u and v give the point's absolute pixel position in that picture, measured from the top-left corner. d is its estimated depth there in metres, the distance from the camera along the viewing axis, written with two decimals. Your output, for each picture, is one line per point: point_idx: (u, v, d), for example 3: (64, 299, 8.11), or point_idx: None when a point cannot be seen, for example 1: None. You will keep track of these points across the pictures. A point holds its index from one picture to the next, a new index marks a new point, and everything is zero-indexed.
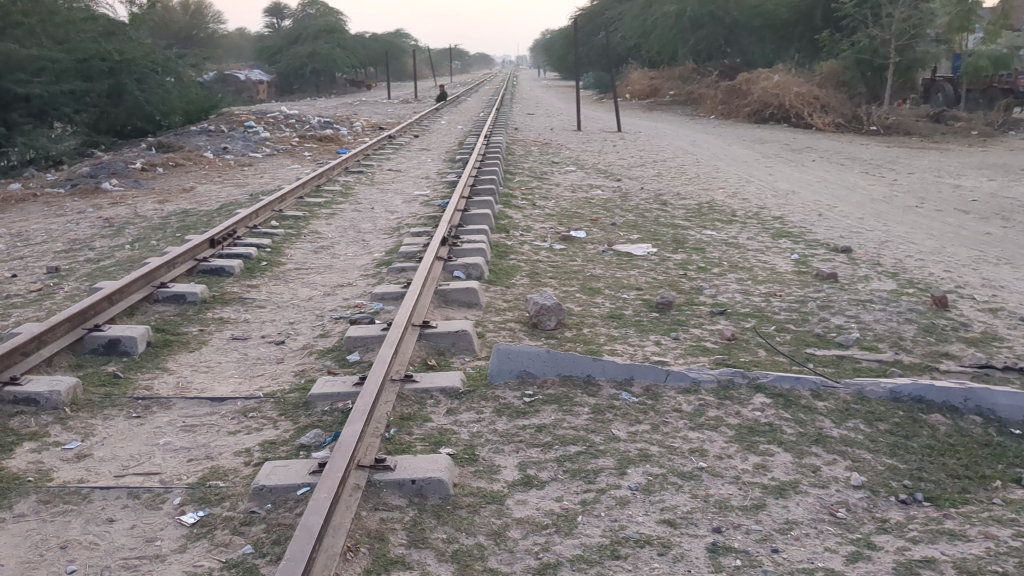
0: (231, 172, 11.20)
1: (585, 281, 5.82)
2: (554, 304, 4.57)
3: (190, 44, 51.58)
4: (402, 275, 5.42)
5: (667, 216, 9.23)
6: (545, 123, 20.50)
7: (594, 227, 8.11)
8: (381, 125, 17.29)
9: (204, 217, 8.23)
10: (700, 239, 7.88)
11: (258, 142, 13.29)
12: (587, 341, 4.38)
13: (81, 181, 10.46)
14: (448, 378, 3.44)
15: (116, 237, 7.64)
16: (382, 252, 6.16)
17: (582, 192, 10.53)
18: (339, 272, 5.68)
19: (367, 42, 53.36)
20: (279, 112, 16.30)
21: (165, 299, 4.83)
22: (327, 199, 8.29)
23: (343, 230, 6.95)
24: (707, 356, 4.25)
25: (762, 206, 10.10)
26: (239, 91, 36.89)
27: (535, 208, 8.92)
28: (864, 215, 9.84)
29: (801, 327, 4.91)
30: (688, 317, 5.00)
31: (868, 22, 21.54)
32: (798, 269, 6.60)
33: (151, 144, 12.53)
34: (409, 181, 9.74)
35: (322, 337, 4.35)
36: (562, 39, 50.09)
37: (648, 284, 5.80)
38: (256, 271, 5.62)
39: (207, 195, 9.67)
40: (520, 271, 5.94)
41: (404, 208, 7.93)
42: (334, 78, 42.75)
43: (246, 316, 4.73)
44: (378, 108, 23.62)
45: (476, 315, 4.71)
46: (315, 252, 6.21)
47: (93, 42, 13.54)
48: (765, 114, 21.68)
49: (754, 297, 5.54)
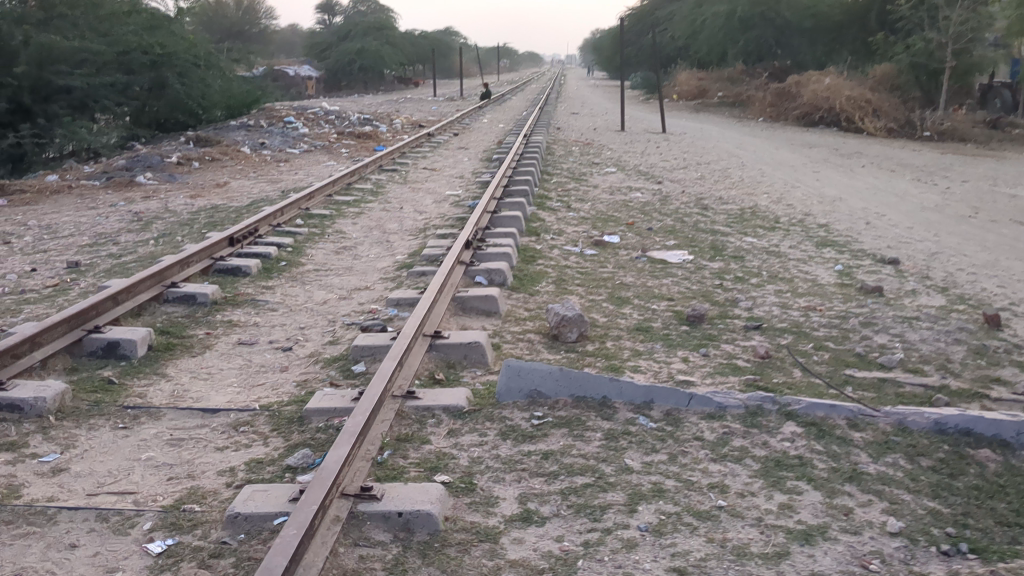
0: (266, 167, 11.09)
1: (613, 289, 5.56)
2: (576, 315, 4.32)
3: (241, 38, 51.97)
4: (421, 280, 5.21)
5: (707, 221, 8.93)
6: (589, 122, 20.21)
7: (629, 232, 7.84)
8: (422, 122, 17.13)
9: (233, 214, 8.11)
10: (739, 246, 7.57)
11: (296, 138, 13.19)
12: (609, 355, 4.14)
13: (117, 174, 10.42)
14: (453, 396, 3.21)
15: (142, 232, 7.52)
16: (404, 255, 5.96)
17: (620, 195, 10.26)
18: (358, 275, 5.49)
19: (416, 40, 53.38)
20: (320, 108, 16.21)
21: (175, 300, 4.67)
22: (357, 197, 8.12)
23: (369, 230, 6.77)
24: (737, 376, 3.98)
25: (806, 213, 9.75)
26: (287, 87, 37.11)
27: (569, 211, 8.68)
28: (914, 224, 9.45)
29: (841, 346, 4.61)
30: (719, 331, 4.73)
31: (924, 24, 20.93)
32: (841, 281, 6.29)
33: (189, 138, 12.48)
34: (442, 180, 9.55)
35: (330, 345, 4.15)
36: (610, 39, 49.72)
37: (679, 294, 5.53)
38: (273, 271, 5.45)
39: (240, 190, 9.56)
40: (546, 277, 5.70)
41: (434, 208, 7.73)
42: (381, 75, 42.80)
43: (256, 319, 4.55)
44: (422, 106, 23.49)
45: (494, 324, 4.49)
46: (336, 253, 6.03)
47: (135, 35, 13.62)
48: (815, 117, 21.17)
49: (792, 311, 5.25)
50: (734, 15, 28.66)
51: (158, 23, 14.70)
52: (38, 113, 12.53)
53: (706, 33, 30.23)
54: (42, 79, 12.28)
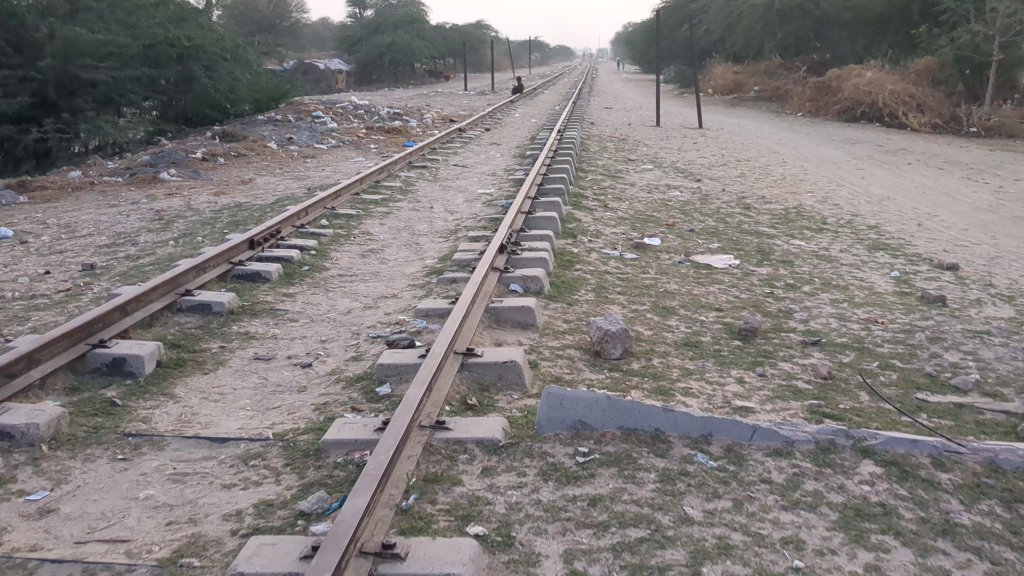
0: (293, 164, 10.82)
1: (656, 298, 5.20)
2: (619, 329, 3.97)
3: (272, 33, 51.91)
4: (452, 287, 4.88)
5: (751, 222, 8.53)
6: (622, 117, 19.79)
7: (669, 234, 7.46)
8: (452, 117, 16.82)
9: (256, 213, 7.82)
10: (786, 250, 7.17)
11: (324, 133, 12.92)
12: (657, 376, 3.78)
13: (140, 170, 10.19)
14: (487, 428, 2.87)
15: (163, 232, 7.26)
16: (434, 259, 5.63)
17: (658, 193, 9.88)
18: (385, 281, 5.17)
19: (447, 34, 53.04)
20: (349, 103, 15.95)
21: (189, 309, 4.38)
22: (385, 196, 7.81)
23: (397, 231, 6.45)
24: (799, 402, 3.60)
25: (854, 213, 9.33)
26: (317, 81, 36.96)
27: (606, 210, 8.32)
28: (968, 225, 9.00)
29: (908, 365, 4.22)
30: (775, 348, 4.35)
31: (970, 17, 20.30)
32: (899, 290, 5.88)
33: (216, 133, 12.24)
34: (474, 177, 9.21)
35: (353, 362, 3.83)
36: (643, 33, 49.20)
37: (728, 303, 5.15)
38: (295, 276, 5.14)
39: (265, 187, 9.30)
40: (584, 285, 5.34)
41: (465, 208, 7.40)
42: (413, 69, 42.56)
43: (275, 331, 4.24)
44: (453, 100, 23.10)
45: (530, 339, 4.14)
46: (362, 256, 5.71)
47: (162, 28, 13.46)
48: (856, 113, 20.63)
49: (852, 324, 4.86)
50: (771, 7, 28.07)
51: (185, 15, 14.51)
52: (63, 108, 12.28)
53: (742, 26, 29.66)
54: (68, 73, 12.01)
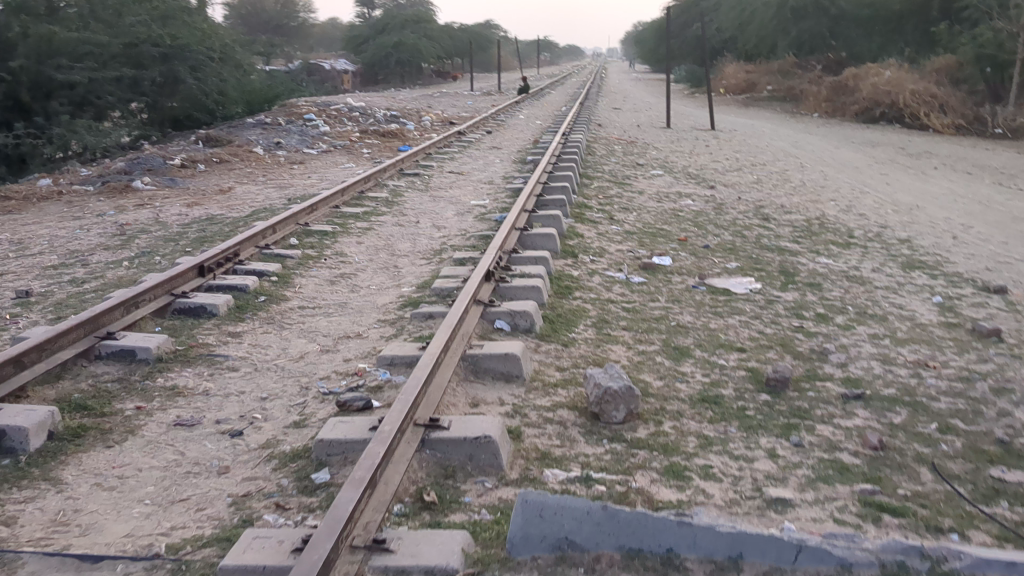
0: (278, 170, 10.12)
1: (667, 334, 4.46)
2: (624, 387, 3.23)
3: (277, 33, 51.25)
4: (428, 324, 4.16)
5: (770, 236, 7.78)
6: (631, 119, 19.06)
7: (681, 250, 6.72)
8: (451, 119, 16.11)
9: (227, 228, 7.11)
10: (812, 270, 6.43)
11: (315, 137, 12.22)
12: (668, 448, 3.05)
13: (113, 178, 9.49)
14: (441, 551, 2.16)
15: (121, 250, 6.54)
16: (411, 286, 4.91)
17: (669, 202, 9.15)
18: (351, 315, 4.44)
19: (455, 33, 52.30)
20: (344, 104, 15.25)
21: (110, 355, 3.67)
22: (368, 208, 7.10)
23: (375, 251, 5.73)
24: (847, 486, 2.85)
25: (882, 225, 8.58)
26: (321, 81, 36.23)
27: (612, 223, 7.59)
28: (1008, 238, 8.26)
29: (974, 428, 3.46)
30: (810, 404, 3.61)
31: (993, 13, 19.46)
32: (945, 322, 5.13)
33: (199, 137, 11.55)
34: (469, 186, 8.50)
35: (294, 431, 3.11)
36: (653, 32, 48.42)
37: (751, 342, 4.41)
38: (248, 309, 4.43)
39: (244, 197, 8.61)
40: (583, 318, 4.60)
41: (455, 223, 6.68)
42: (419, 68, 41.89)
43: (208, 384, 3.52)
44: (456, 100, 22.38)
45: (515, 395, 3.41)
46: (331, 283, 4.99)
47: (144, 26, 12.84)
48: (875, 114, 19.84)
49: (898, 370, 4.11)
50: (785, 4, 27.25)
51: (169, 13, 13.76)
52: (38, 111, 11.71)
53: (755, 24, 28.84)
54: (41, 73, 11.54)
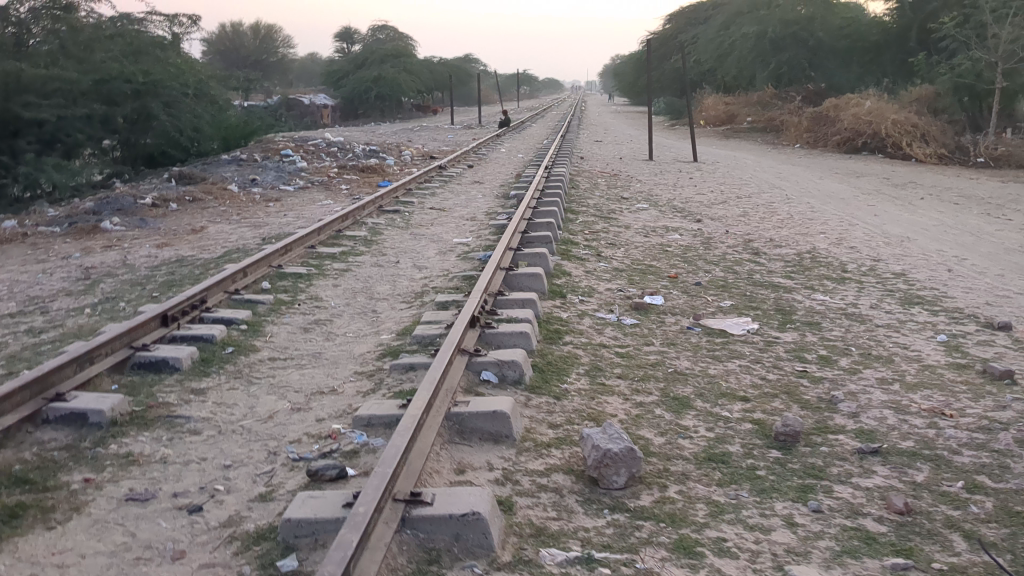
0: (253, 208, 9.81)
1: (665, 383, 4.17)
2: (623, 449, 2.94)
3: (256, 69, 51.10)
4: (408, 376, 3.86)
5: (762, 271, 7.54)
6: (613, 151, 18.88)
7: (672, 288, 6.45)
8: (431, 153, 15.86)
9: (197, 271, 6.78)
10: (810, 308, 6.17)
11: (292, 173, 11.92)
12: (676, 518, 2.75)
13: (81, 219, 9.14)
14: None
15: (84, 297, 6.19)
16: (390, 333, 4.60)
17: (656, 237, 8.91)
18: (326, 367, 4.13)
19: (434, 68, 52.33)
20: (322, 140, 14.97)
21: (59, 419, 3.34)
22: (345, 248, 6.80)
23: (352, 295, 5.43)
24: (876, 561, 2.56)
25: (875, 258, 8.37)
26: (301, 116, 36.05)
27: (599, 260, 7.33)
28: (1004, 269, 8.07)
29: (1004, 486, 3.18)
30: (824, 461, 3.32)
31: (971, 43, 19.50)
32: (954, 363, 4.87)
33: (171, 174, 11.22)
34: (451, 223, 8.22)
35: (259, 505, 2.79)
36: (631, 65, 48.68)
37: (755, 390, 4.13)
38: (214, 363, 4.10)
39: (216, 237, 8.28)
40: (575, 365, 4.31)
41: (436, 262, 6.38)
42: (399, 102, 41.75)
43: (168, 451, 3.19)
44: (435, 135, 22.16)
45: (504, 459, 3.10)
46: (305, 331, 4.68)
47: (116, 62, 12.54)
48: (857, 144, 19.80)
49: (914, 419, 3.84)
50: (765, 36, 27.32)
51: (140, 49, 13.46)
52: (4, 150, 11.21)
53: (734, 56, 28.88)
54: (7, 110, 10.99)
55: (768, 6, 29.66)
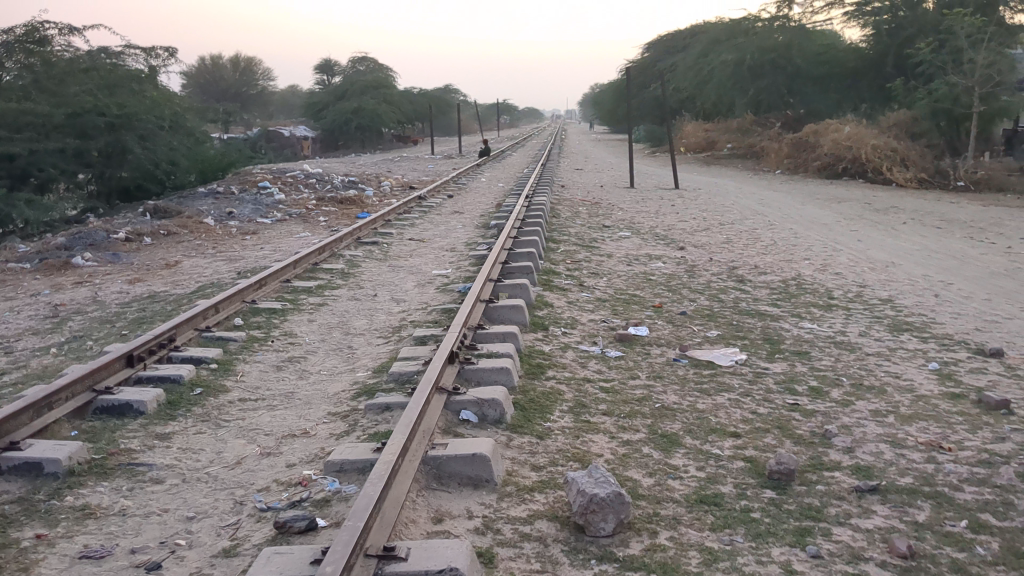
0: (229, 241, 9.63)
1: (652, 419, 4.02)
2: (611, 494, 2.77)
3: (236, 101, 51.04)
4: (384, 416, 3.69)
5: (748, 299, 7.42)
6: (594, 179, 18.84)
7: (657, 318, 6.32)
8: (411, 183, 15.76)
9: (170, 307, 6.59)
10: (797, 336, 6.05)
11: (270, 205, 11.76)
12: (667, 569, 2.58)
13: (52, 255, 8.92)
14: None
15: (51, 335, 5.99)
16: (366, 370, 4.43)
17: (639, 266, 8.80)
18: (298, 408, 3.94)
19: (415, 99, 52.42)
20: (300, 171, 14.83)
21: (12, 470, 3.14)
22: (321, 281, 6.64)
23: (328, 330, 5.26)
24: None
25: (861, 284, 8.28)
26: (281, 148, 35.95)
27: (582, 289, 7.20)
28: (990, 294, 7.99)
29: (1010, 524, 3.03)
30: (821, 500, 3.17)
31: (947, 68, 19.62)
32: (948, 392, 4.74)
33: (147, 208, 11.03)
34: (430, 254, 8.08)
35: (222, 562, 2.61)
36: (611, 94, 48.93)
37: (745, 425, 3.98)
38: (182, 405, 3.92)
39: (191, 272, 8.10)
40: (559, 401, 4.15)
41: (415, 295, 6.23)
42: (379, 132, 41.71)
43: (127, 502, 3.00)
44: (416, 165, 22.05)
45: (485, 505, 2.94)
46: (278, 369, 4.51)
47: (90, 95, 12.37)
48: (837, 169, 19.86)
49: (911, 454, 3.69)
50: (742, 64, 27.39)
51: (115, 81, 13.30)
52: None
53: (713, 83, 29.00)
54: None
55: (745, 33, 29.84)
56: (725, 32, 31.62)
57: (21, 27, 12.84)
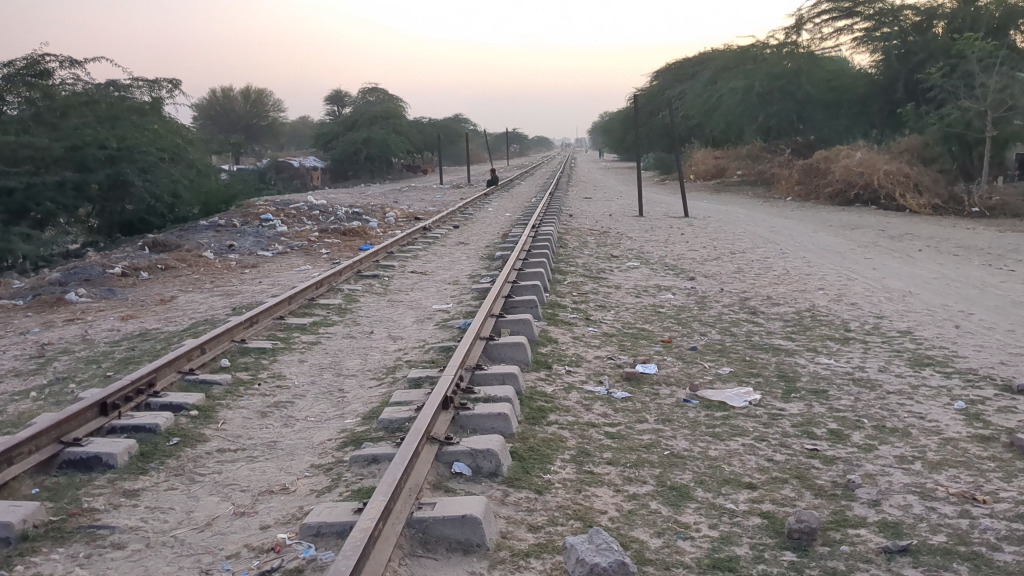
0: (228, 275, 9.40)
1: (661, 468, 3.73)
2: (616, 563, 2.58)
3: (245, 132, 51.17)
4: (370, 470, 3.41)
5: (761, 332, 7.13)
6: (603, 208, 18.60)
7: (666, 354, 6.03)
8: (417, 213, 15.56)
9: (159, 346, 6.34)
10: (814, 372, 5.76)
11: (271, 238, 11.54)
12: None
13: (45, 290, 8.70)
14: None
15: (33, 378, 5.74)
16: (356, 417, 4.16)
17: (648, 297, 8.52)
18: (279, 459, 3.68)
19: (425, 128, 52.44)
20: (304, 203, 14.64)
21: None
22: (317, 317, 6.38)
23: (319, 371, 5.00)
24: None
25: (878, 315, 7.98)
26: (290, 179, 35.89)
27: (588, 324, 6.93)
28: (1013, 324, 7.69)
29: None
30: (846, 564, 2.87)
31: (959, 93, 19.35)
32: (976, 434, 4.43)
33: (145, 242, 10.83)
34: (432, 288, 7.83)
35: None
36: (620, 122, 48.83)
37: (761, 476, 3.69)
38: (155, 458, 3.66)
39: (186, 308, 7.85)
40: (560, 449, 3.86)
41: (413, 332, 5.97)
42: (389, 162, 41.65)
43: (82, 570, 2.74)
44: (424, 195, 21.85)
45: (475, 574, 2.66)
46: (263, 416, 4.24)
47: (90, 127, 12.20)
48: (849, 195, 19.59)
49: (943, 507, 3.39)
50: (751, 91, 27.31)
51: (116, 113, 13.12)
52: None
53: (721, 110, 28.84)
54: None
55: (754, 60, 29.72)
56: (733, 59, 31.53)
57: (22, 59, 12.55)
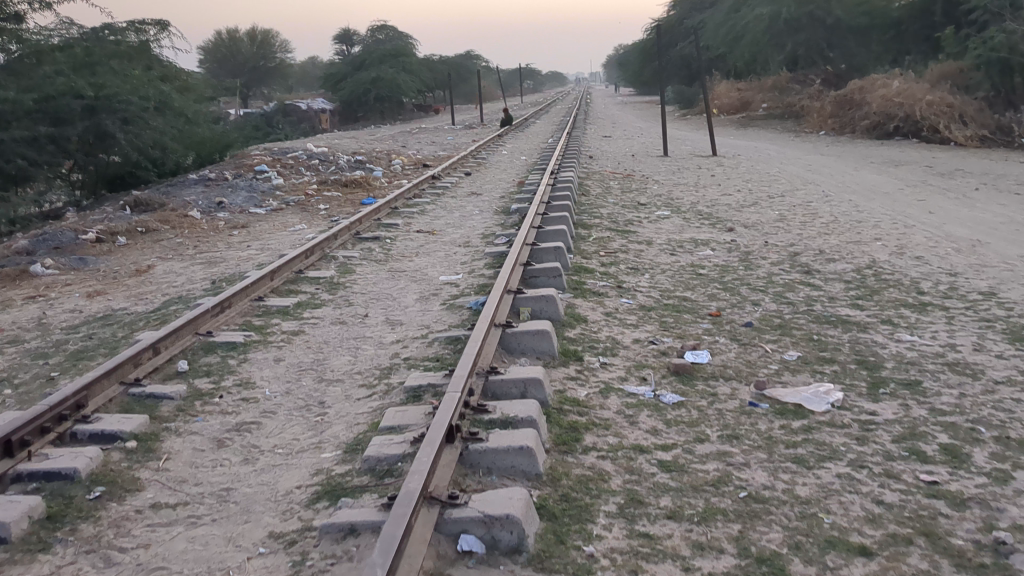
0: (214, 237, 8.44)
1: (740, 523, 2.79)
2: None
3: (253, 74, 49.71)
4: (346, 547, 2.49)
5: (823, 298, 6.14)
6: (624, 148, 17.46)
7: (717, 334, 5.06)
8: (426, 159, 14.54)
9: (120, 335, 5.37)
10: (899, 354, 4.78)
11: (266, 193, 10.56)
12: None
13: (10, 260, 7.77)
14: None
15: None
16: (337, 450, 3.22)
17: (685, 255, 7.53)
18: (230, 522, 2.76)
19: (436, 67, 50.94)
20: (304, 151, 13.62)
21: None
22: (304, 297, 5.43)
23: (298, 374, 4.06)
24: None
25: (951, 271, 6.98)
26: (298, 122, 34.61)
27: (622, 293, 5.95)
28: None
29: None
30: None
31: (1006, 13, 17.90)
32: None
33: (127, 201, 9.86)
34: (440, 252, 6.85)
35: None
36: (636, 55, 47.23)
37: (875, 532, 2.75)
38: (68, 523, 2.75)
39: (162, 281, 6.89)
40: (603, 496, 2.92)
41: (415, 314, 5.01)
42: (399, 103, 40.30)
43: None
44: (436, 138, 20.69)
45: None
46: (220, 448, 3.31)
47: (64, 75, 11.16)
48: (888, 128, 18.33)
49: None
50: (778, 18, 25.83)
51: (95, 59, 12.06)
52: None
53: (746, 40, 27.42)
54: None
55: None
56: None
57: None
